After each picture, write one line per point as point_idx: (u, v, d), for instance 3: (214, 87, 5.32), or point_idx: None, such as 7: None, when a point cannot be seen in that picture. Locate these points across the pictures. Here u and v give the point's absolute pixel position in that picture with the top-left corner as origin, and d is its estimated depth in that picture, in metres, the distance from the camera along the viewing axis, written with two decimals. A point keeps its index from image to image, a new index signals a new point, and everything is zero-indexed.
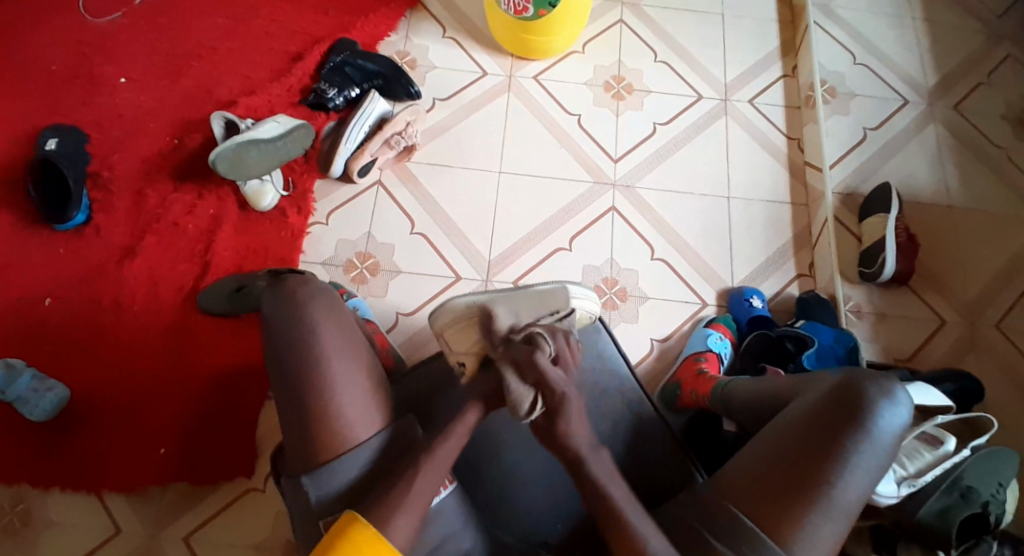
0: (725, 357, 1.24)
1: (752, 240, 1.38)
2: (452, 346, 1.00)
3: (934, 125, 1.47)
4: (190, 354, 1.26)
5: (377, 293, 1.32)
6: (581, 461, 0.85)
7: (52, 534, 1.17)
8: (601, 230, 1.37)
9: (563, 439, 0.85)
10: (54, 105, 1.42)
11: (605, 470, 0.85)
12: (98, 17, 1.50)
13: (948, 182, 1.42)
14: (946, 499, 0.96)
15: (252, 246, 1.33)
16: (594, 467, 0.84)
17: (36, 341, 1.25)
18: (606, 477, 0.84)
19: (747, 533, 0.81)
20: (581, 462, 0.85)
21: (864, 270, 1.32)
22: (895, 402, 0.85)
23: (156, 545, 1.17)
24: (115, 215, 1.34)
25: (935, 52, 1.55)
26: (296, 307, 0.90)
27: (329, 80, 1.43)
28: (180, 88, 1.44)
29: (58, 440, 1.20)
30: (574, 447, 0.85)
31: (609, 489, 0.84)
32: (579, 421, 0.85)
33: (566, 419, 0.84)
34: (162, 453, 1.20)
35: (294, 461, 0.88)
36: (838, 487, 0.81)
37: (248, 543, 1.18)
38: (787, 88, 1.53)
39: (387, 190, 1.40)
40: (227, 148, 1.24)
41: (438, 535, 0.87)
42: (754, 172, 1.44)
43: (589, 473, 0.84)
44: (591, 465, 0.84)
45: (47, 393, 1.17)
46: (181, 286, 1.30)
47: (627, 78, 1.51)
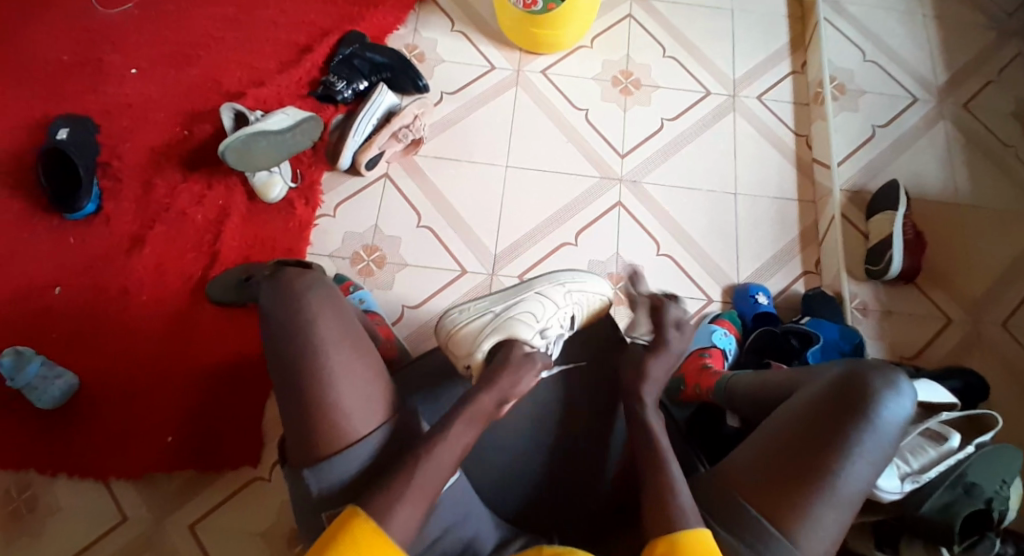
0: (729, 353, 1.24)
1: (759, 237, 1.38)
2: (453, 352, 1.06)
3: (944, 122, 1.47)
4: (196, 344, 1.27)
5: (383, 285, 1.33)
6: (639, 412, 0.91)
7: (59, 519, 1.18)
8: (607, 225, 1.38)
9: (633, 385, 0.93)
10: (64, 95, 1.43)
11: (659, 422, 0.90)
12: (109, 9, 1.51)
13: (957, 179, 1.41)
14: (950, 494, 0.95)
15: (259, 237, 1.34)
16: (652, 419, 0.90)
17: (45, 328, 1.26)
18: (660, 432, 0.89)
19: (750, 523, 0.81)
20: (641, 410, 0.91)
21: (871, 268, 1.32)
22: (898, 394, 0.85)
23: (162, 532, 1.18)
24: (124, 205, 1.35)
25: (946, 49, 1.54)
26: (295, 299, 0.91)
27: (338, 72, 1.44)
28: (190, 80, 1.45)
29: (66, 428, 1.21)
30: (642, 396, 0.92)
31: (659, 438, 0.88)
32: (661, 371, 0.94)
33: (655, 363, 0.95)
34: (168, 441, 1.21)
35: (296, 452, 0.89)
36: (842, 477, 0.81)
37: (253, 531, 1.19)
38: (795, 84, 1.53)
39: (394, 182, 1.40)
40: (236, 139, 1.26)
41: (438, 527, 0.87)
42: (762, 168, 1.44)
43: (644, 421, 0.90)
44: (650, 417, 0.91)
45: (56, 381, 1.19)
46: (189, 276, 1.31)
47: (634, 73, 1.51)
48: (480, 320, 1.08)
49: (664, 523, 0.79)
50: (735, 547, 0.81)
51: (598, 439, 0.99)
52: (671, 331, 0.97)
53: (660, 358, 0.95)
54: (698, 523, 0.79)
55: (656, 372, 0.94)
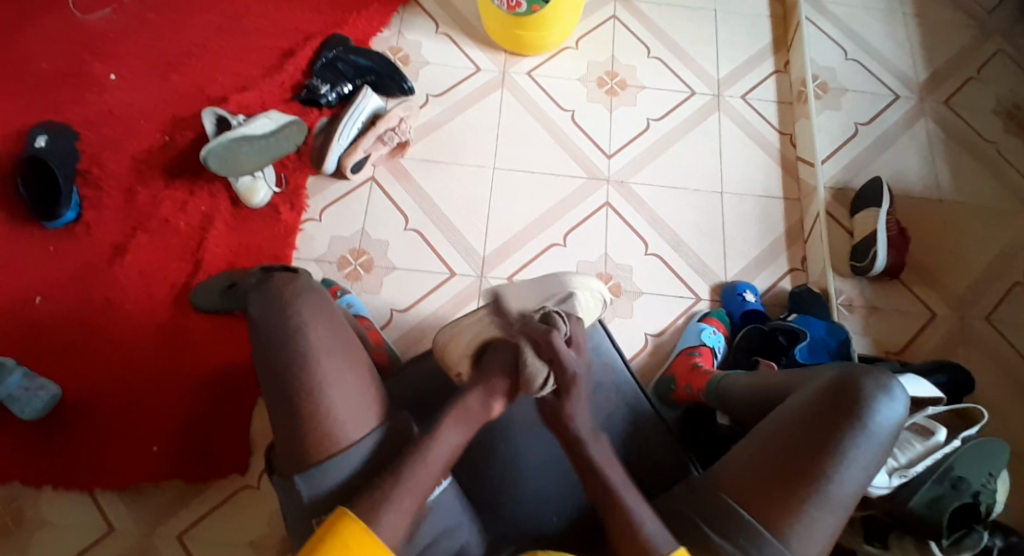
0: (718, 351, 1.25)
1: (745, 235, 1.39)
2: (444, 362, 1.01)
3: (924, 120, 1.49)
4: (182, 353, 1.25)
5: (371, 289, 1.32)
6: (579, 442, 0.87)
7: (44, 532, 1.16)
8: (594, 226, 1.38)
9: None
10: (42, 102, 1.40)
11: (604, 454, 0.87)
12: (88, 14, 1.49)
13: (938, 175, 1.43)
14: (937, 489, 0.97)
15: (244, 243, 1.33)
16: (596, 451, 0.86)
17: (27, 339, 1.24)
18: None
19: (745, 527, 0.82)
20: (579, 444, 0.87)
21: (856, 264, 1.33)
22: (892, 398, 0.85)
23: (150, 542, 1.16)
24: (106, 213, 1.33)
25: (926, 47, 1.56)
26: (285, 306, 0.90)
27: (322, 77, 1.43)
28: (171, 85, 1.44)
29: (49, 439, 1.19)
30: (573, 430, 0.87)
31: (607, 472, 0.85)
32: (582, 406, 0.88)
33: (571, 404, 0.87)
34: (155, 451, 1.20)
35: (287, 461, 0.88)
36: (836, 481, 0.82)
37: (243, 540, 1.17)
38: (779, 83, 1.54)
39: (380, 186, 1.39)
40: (219, 143, 1.24)
41: (433, 532, 0.86)
42: (747, 167, 1.45)
43: (588, 453, 0.86)
44: (591, 450, 0.86)
45: (39, 392, 1.17)
46: (174, 284, 1.29)
47: (619, 73, 1.52)
48: (463, 324, 1.02)
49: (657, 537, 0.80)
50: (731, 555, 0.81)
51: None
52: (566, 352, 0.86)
53: (576, 395, 0.87)
54: (671, 546, 0.80)
55: (574, 409, 0.87)
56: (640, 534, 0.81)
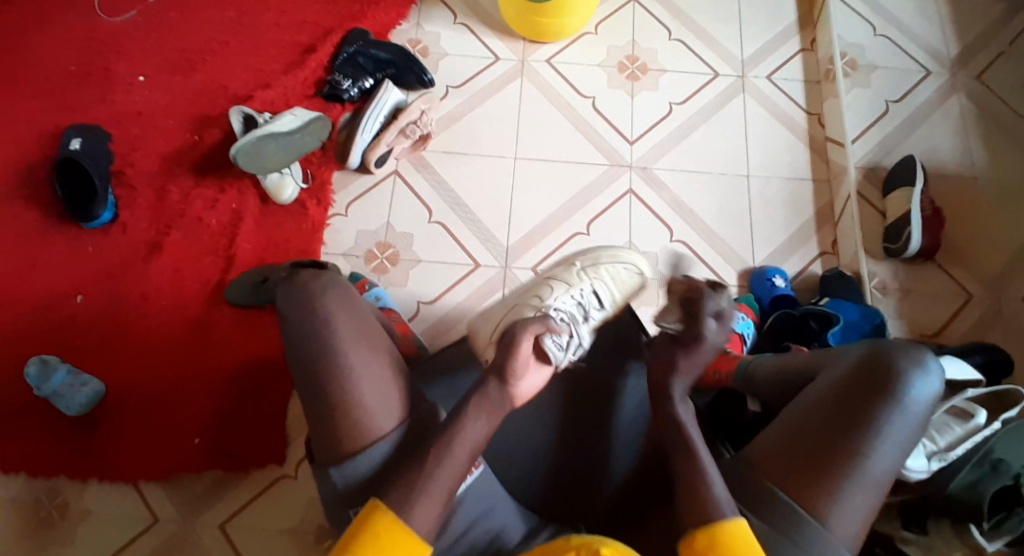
0: (748, 337, 1.22)
1: (773, 218, 1.37)
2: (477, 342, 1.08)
3: (958, 95, 1.44)
4: (216, 347, 1.28)
5: (397, 281, 1.33)
6: (669, 403, 0.90)
7: (91, 524, 1.20)
8: (619, 212, 1.37)
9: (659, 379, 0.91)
10: (75, 106, 1.44)
11: (688, 416, 0.88)
12: (114, 18, 1.52)
13: (974, 153, 1.39)
14: (976, 472, 0.94)
15: (274, 239, 1.35)
16: (681, 412, 0.88)
17: (68, 337, 1.28)
18: (689, 421, 0.88)
19: (779, 506, 0.80)
20: (670, 404, 0.89)
21: (889, 246, 1.30)
22: (925, 373, 0.84)
23: (192, 532, 1.19)
24: (140, 213, 1.37)
25: (958, 20, 1.51)
26: (310, 299, 0.91)
27: (342, 72, 1.44)
28: (197, 85, 1.46)
29: (93, 433, 1.23)
30: (671, 388, 0.90)
31: (688, 430, 0.86)
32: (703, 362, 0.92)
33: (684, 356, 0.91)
34: (196, 442, 1.23)
35: (320, 452, 0.89)
36: (871, 458, 0.80)
37: (282, 527, 1.20)
38: (806, 61, 1.50)
39: (403, 179, 1.40)
40: (247, 141, 1.26)
41: (465, 521, 0.87)
42: (774, 149, 1.42)
43: (675, 414, 0.88)
44: (678, 410, 0.89)
45: (81, 389, 1.20)
46: (207, 280, 1.32)
47: (641, 57, 1.50)
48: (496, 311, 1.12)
49: (706, 511, 0.78)
50: (769, 536, 0.80)
51: (619, 417, 0.99)
52: (709, 322, 0.91)
53: (694, 357, 0.91)
54: (732, 514, 0.78)
55: (686, 368, 0.90)
56: (696, 497, 0.80)
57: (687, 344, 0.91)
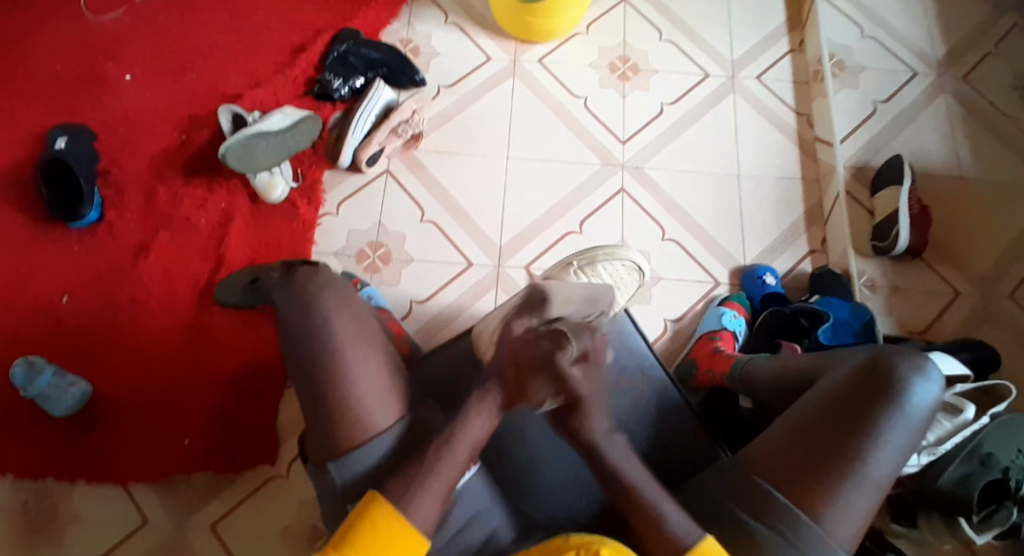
0: (740, 335, 1.23)
1: (763, 218, 1.38)
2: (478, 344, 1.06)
3: (944, 96, 1.46)
4: (208, 347, 1.27)
5: (390, 281, 1.32)
6: (592, 445, 0.83)
7: (78, 525, 1.18)
8: (611, 212, 1.37)
9: None
10: (61, 105, 1.42)
11: (620, 453, 0.83)
12: (101, 17, 1.50)
13: (959, 153, 1.41)
14: (967, 466, 0.96)
15: (264, 238, 1.34)
16: (609, 452, 0.83)
17: (55, 338, 1.26)
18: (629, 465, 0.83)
19: (778, 508, 0.81)
20: (595, 448, 0.83)
21: (877, 244, 1.31)
22: (926, 378, 0.84)
23: (182, 534, 1.18)
24: (128, 212, 1.35)
25: (943, 23, 1.53)
26: (310, 297, 0.91)
27: (334, 71, 1.43)
28: (186, 84, 1.45)
29: (81, 435, 1.21)
30: (589, 430, 0.83)
31: (624, 470, 0.83)
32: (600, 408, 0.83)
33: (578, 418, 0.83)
34: (186, 443, 1.21)
35: (317, 450, 0.89)
36: (872, 463, 0.81)
37: (275, 528, 1.19)
38: (794, 62, 1.52)
39: (395, 178, 1.40)
40: (235, 141, 1.26)
41: (463, 518, 0.87)
42: (763, 149, 1.43)
43: (603, 457, 0.83)
44: (603, 447, 0.83)
45: (69, 389, 1.18)
46: (197, 280, 1.31)
47: (632, 58, 1.51)
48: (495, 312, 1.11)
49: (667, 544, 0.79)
50: (771, 538, 0.80)
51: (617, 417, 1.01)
52: (572, 369, 0.80)
53: (587, 409, 0.82)
54: (699, 536, 0.79)
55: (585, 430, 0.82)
56: (652, 532, 0.80)
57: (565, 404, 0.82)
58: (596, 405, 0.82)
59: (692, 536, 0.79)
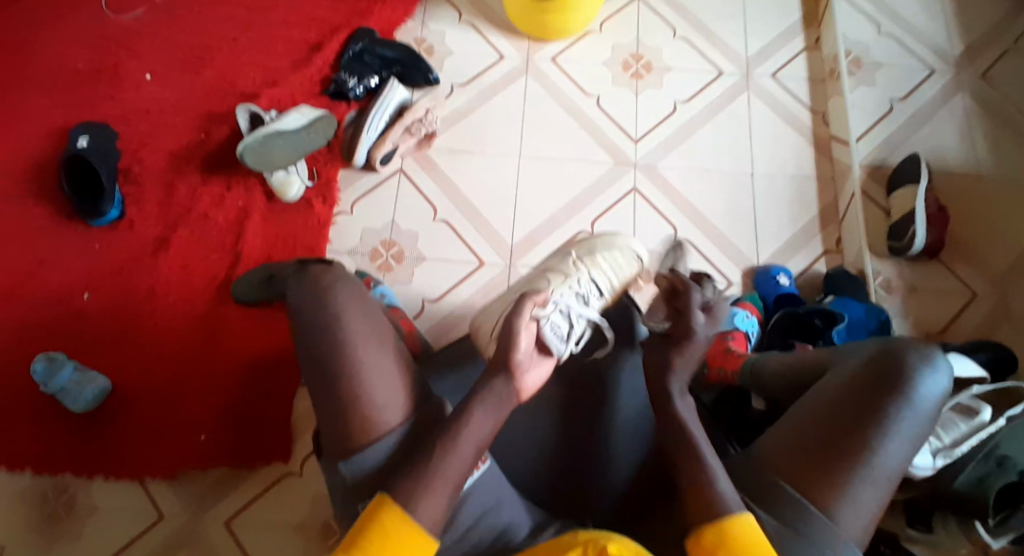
0: (752, 335, 1.22)
1: (777, 217, 1.37)
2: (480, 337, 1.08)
3: (962, 95, 1.44)
4: (224, 344, 1.28)
5: (403, 279, 1.33)
6: (667, 400, 0.89)
7: (97, 519, 1.20)
8: (623, 210, 1.37)
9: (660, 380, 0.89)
10: (82, 103, 1.45)
11: (690, 411, 0.88)
12: (121, 16, 1.52)
13: (978, 151, 1.39)
14: (983, 468, 0.95)
15: (280, 236, 1.35)
16: (681, 406, 0.88)
17: (75, 332, 1.29)
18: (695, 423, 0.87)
19: (789, 502, 0.80)
20: (669, 399, 0.88)
21: (893, 244, 1.30)
22: (934, 370, 0.84)
23: (198, 529, 1.20)
24: (147, 209, 1.37)
25: (963, 18, 1.51)
26: (322, 295, 0.92)
27: (349, 70, 1.44)
28: (204, 83, 1.47)
29: (100, 429, 1.24)
30: (669, 385, 0.89)
31: (691, 426, 0.87)
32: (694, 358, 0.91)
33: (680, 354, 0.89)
34: (202, 438, 1.23)
35: (328, 446, 0.90)
36: (881, 453, 0.80)
37: (288, 523, 1.20)
38: (810, 59, 1.50)
39: (408, 177, 1.40)
40: (253, 140, 1.27)
41: (472, 516, 0.88)
42: (779, 147, 1.42)
43: (673, 409, 0.88)
44: (677, 404, 0.88)
45: (88, 385, 1.21)
46: (214, 277, 1.33)
47: (646, 55, 1.50)
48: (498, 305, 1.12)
49: (712, 509, 0.77)
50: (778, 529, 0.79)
51: (622, 408, 1.00)
52: (697, 312, 0.91)
53: (682, 354, 0.89)
54: (738, 508, 0.77)
55: (683, 365, 0.89)
56: (701, 496, 0.79)
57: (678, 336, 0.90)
58: (699, 349, 0.90)
59: (736, 504, 0.78)
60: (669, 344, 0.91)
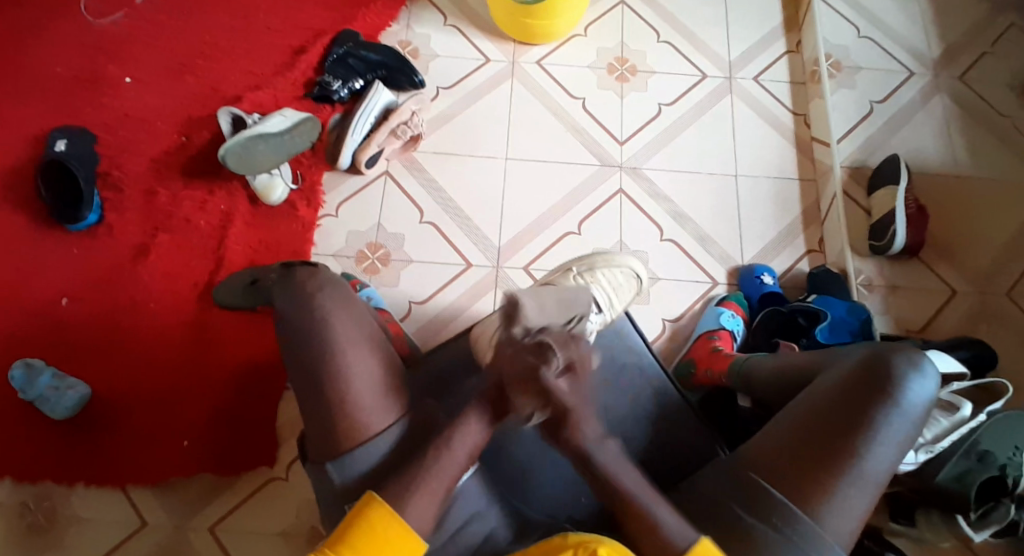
0: (738, 334, 1.24)
1: (761, 217, 1.38)
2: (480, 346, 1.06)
3: (941, 96, 1.47)
4: (208, 349, 1.27)
5: (389, 282, 1.33)
6: (586, 454, 0.81)
7: (79, 527, 1.18)
8: (609, 213, 1.38)
9: None
10: (61, 107, 1.43)
11: (616, 459, 0.82)
12: (101, 19, 1.50)
13: (956, 152, 1.41)
14: (963, 464, 0.96)
15: (264, 240, 1.34)
16: (604, 458, 0.81)
17: (55, 339, 1.26)
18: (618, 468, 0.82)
19: (777, 505, 0.81)
20: (588, 456, 0.81)
21: (875, 243, 1.32)
22: (921, 375, 0.85)
23: (182, 536, 1.18)
24: (128, 214, 1.35)
25: (940, 22, 1.54)
26: (308, 298, 0.91)
27: (333, 72, 1.44)
28: (186, 86, 1.45)
29: (80, 436, 1.22)
30: (584, 438, 0.80)
31: (620, 479, 0.81)
32: (589, 415, 0.80)
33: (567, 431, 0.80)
34: (185, 445, 1.22)
35: (317, 450, 0.89)
36: (868, 458, 0.81)
37: (275, 530, 1.19)
38: (791, 63, 1.52)
39: (394, 179, 1.40)
40: (235, 143, 1.26)
41: (461, 518, 0.87)
42: (761, 150, 1.44)
43: (597, 463, 0.81)
44: (600, 456, 0.81)
45: (68, 392, 1.19)
46: (196, 281, 1.31)
47: (630, 59, 1.51)
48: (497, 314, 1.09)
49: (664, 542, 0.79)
50: (767, 535, 0.81)
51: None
52: (556, 383, 0.76)
53: (573, 422, 0.79)
54: (696, 536, 0.79)
55: (581, 436, 0.80)
56: (646, 531, 0.79)
57: (552, 415, 0.79)
58: (583, 415, 0.79)
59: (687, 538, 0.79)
60: (549, 420, 0.80)
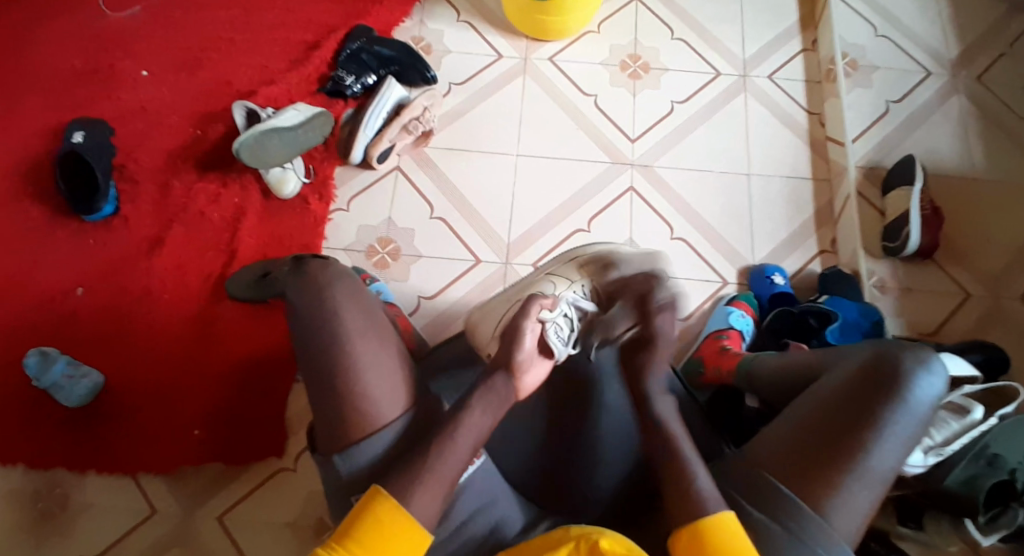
0: (748, 335, 1.23)
1: (773, 217, 1.37)
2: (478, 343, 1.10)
3: (958, 96, 1.45)
4: (220, 340, 1.28)
5: (399, 277, 1.33)
6: (648, 401, 0.90)
7: (90, 514, 1.20)
8: (620, 210, 1.37)
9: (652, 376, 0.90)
10: (78, 100, 1.44)
11: (671, 413, 0.89)
12: (118, 14, 1.52)
13: (973, 153, 1.39)
14: (972, 468, 0.95)
15: (277, 233, 1.35)
16: (660, 407, 0.89)
17: (70, 329, 1.28)
18: (672, 418, 0.89)
19: (782, 501, 0.80)
20: (646, 402, 0.90)
21: (888, 244, 1.30)
22: (928, 373, 0.84)
23: (191, 525, 1.20)
24: (142, 206, 1.37)
25: (958, 22, 1.52)
26: (320, 290, 0.92)
27: (346, 67, 1.44)
28: (200, 80, 1.47)
29: (93, 424, 1.23)
30: (645, 387, 0.91)
31: (671, 424, 0.88)
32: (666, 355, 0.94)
33: (648, 357, 0.93)
34: (197, 435, 1.23)
35: (323, 441, 0.90)
36: (873, 456, 0.80)
37: (282, 521, 1.20)
38: (807, 62, 1.51)
39: (405, 175, 1.41)
40: (249, 136, 1.26)
41: (465, 511, 0.87)
42: (775, 149, 1.43)
43: (653, 412, 0.89)
44: (657, 408, 0.90)
45: (82, 380, 1.20)
46: (209, 273, 1.33)
47: (643, 56, 1.51)
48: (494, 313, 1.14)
49: (694, 506, 0.78)
50: (776, 532, 0.79)
51: (619, 404, 0.99)
52: (660, 310, 0.95)
53: (658, 350, 0.93)
54: (718, 507, 0.78)
55: (656, 364, 0.92)
56: (683, 493, 0.80)
57: (647, 339, 0.94)
58: (666, 348, 0.94)
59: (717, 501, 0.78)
60: (638, 344, 0.95)
